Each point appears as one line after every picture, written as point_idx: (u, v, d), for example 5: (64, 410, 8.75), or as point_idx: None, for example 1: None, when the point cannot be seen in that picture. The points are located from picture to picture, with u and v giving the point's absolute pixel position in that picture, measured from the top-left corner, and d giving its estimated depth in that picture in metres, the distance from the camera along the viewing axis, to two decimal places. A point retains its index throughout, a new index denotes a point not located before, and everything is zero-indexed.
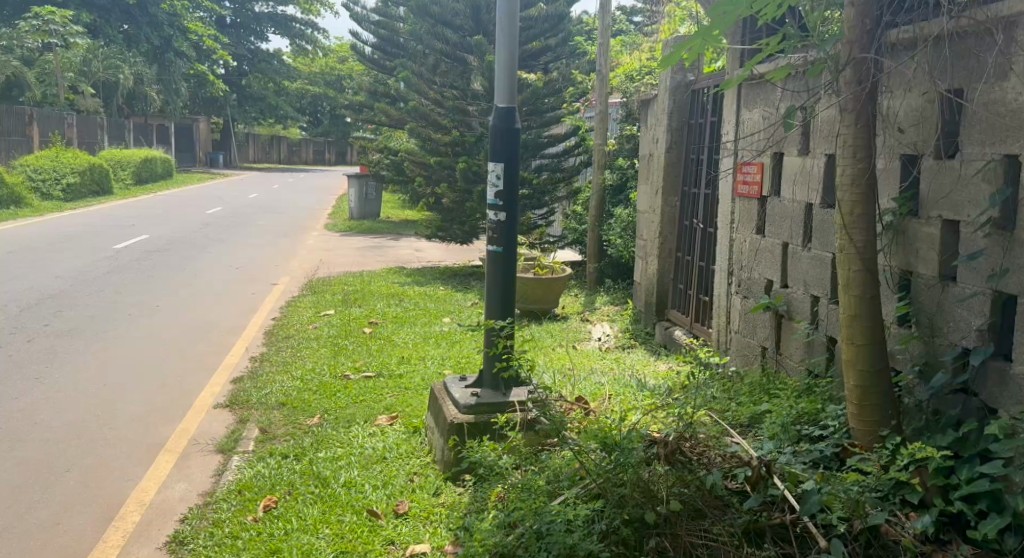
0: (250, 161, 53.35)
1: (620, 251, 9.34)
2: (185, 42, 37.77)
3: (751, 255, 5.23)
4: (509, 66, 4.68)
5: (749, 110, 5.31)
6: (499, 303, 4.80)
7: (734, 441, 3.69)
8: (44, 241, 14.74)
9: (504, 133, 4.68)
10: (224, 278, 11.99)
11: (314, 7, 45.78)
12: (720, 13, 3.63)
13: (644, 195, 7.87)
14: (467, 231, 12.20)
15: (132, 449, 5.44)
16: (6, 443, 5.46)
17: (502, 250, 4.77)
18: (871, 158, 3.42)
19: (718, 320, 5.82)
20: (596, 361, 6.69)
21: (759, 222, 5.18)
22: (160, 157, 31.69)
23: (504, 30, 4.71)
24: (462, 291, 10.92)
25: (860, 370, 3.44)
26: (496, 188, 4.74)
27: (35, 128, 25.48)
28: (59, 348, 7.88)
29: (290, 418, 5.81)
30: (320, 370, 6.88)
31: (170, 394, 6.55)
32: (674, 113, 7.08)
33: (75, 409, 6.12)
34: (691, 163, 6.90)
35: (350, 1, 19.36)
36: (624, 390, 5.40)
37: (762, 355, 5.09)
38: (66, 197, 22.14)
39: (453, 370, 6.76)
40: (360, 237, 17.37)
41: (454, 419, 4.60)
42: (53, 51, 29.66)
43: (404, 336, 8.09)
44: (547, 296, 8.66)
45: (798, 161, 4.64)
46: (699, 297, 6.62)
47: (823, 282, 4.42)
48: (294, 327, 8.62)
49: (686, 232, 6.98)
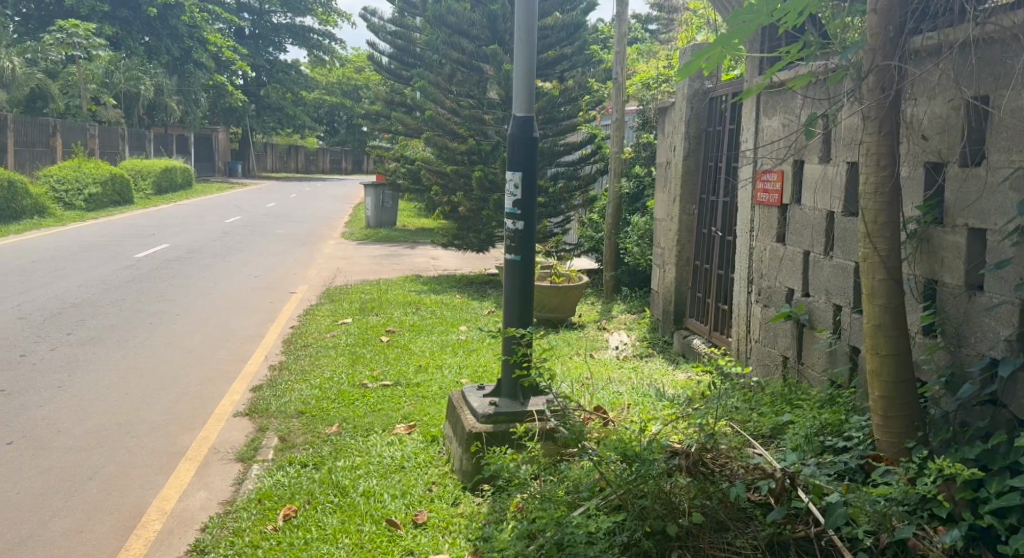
0: (268, 170, 53.70)
1: (637, 259, 9.30)
2: (205, 53, 38.10)
3: (771, 264, 5.19)
4: (528, 76, 4.67)
5: (768, 118, 5.28)
6: (516, 313, 4.77)
7: (758, 452, 3.65)
8: (66, 251, 14.86)
9: (523, 142, 4.67)
10: (243, 287, 12.04)
11: (332, 17, 46.12)
12: (739, 21, 3.62)
13: (661, 203, 7.84)
14: (483, 238, 12.20)
15: (153, 457, 5.45)
16: (29, 451, 5.49)
17: (520, 259, 4.74)
18: (894, 166, 3.38)
19: (737, 328, 5.78)
20: (614, 370, 6.66)
21: (779, 230, 5.14)
22: (180, 166, 31.95)
23: (522, 40, 4.70)
24: (478, 299, 10.92)
25: (885, 381, 3.40)
26: (514, 197, 4.74)
27: (58, 139, 25.75)
28: (81, 356, 7.93)
29: (309, 426, 5.81)
30: (339, 378, 6.88)
31: (190, 402, 6.57)
32: (692, 121, 7.06)
33: (96, 417, 6.14)
34: (708, 171, 6.87)
35: (367, 11, 19.47)
36: (643, 400, 5.37)
37: (783, 364, 5.05)
38: (87, 207, 22.34)
39: (470, 378, 6.75)
40: (376, 246, 17.41)
41: (473, 428, 4.57)
42: (75, 63, 30.01)
43: (421, 344, 8.09)
44: (564, 304, 8.64)
45: (819, 169, 4.60)
46: (718, 305, 6.58)
47: (845, 291, 4.38)
48: (313, 335, 8.63)
49: (704, 240, 6.95)
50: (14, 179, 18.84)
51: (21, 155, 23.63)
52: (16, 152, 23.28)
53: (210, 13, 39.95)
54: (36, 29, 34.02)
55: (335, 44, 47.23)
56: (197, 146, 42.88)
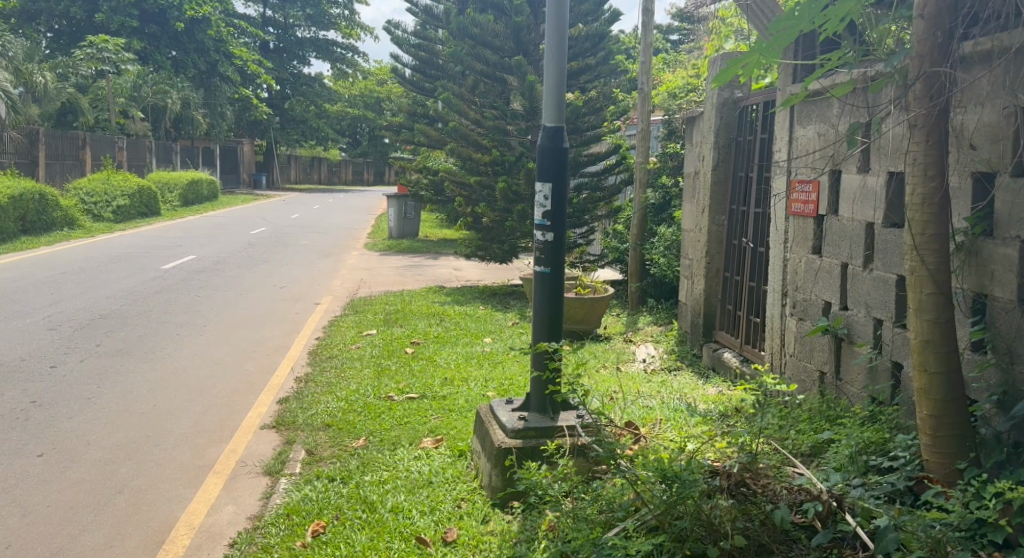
0: (292, 182, 53.99)
1: (664, 270, 9.18)
2: (231, 67, 38.45)
3: (807, 276, 5.08)
4: (558, 85, 4.59)
5: (803, 127, 5.18)
6: (545, 326, 4.68)
7: (800, 473, 3.56)
8: (95, 262, 14.96)
9: (553, 152, 4.59)
10: (268, 298, 12.05)
11: (355, 31, 46.49)
12: (781, 27, 3.57)
13: (689, 214, 7.73)
14: (506, 250, 12.12)
15: (181, 470, 5.40)
16: (59, 464, 5.46)
17: (550, 271, 4.66)
18: (943, 176, 3.27)
19: (770, 342, 5.68)
20: (643, 383, 6.55)
21: (815, 241, 5.03)
22: (206, 179, 32.14)
23: (553, 47, 4.63)
24: (502, 311, 10.83)
25: (933, 399, 3.30)
26: (543, 208, 4.66)
27: (88, 152, 26.01)
28: (110, 367, 7.92)
29: (336, 439, 5.75)
30: (365, 391, 6.81)
31: (218, 414, 6.52)
32: (721, 131, 6.96)
33: (126, 429, 6.11)
34: (739, 181, 6.76)
35: (390, 24, 19.54)
36: (676, 416, 5.28)
37: (820, 380, 4.94)
38: (116, 219, 22.53)
39: (497, 391, 6.66)
40: (399, 257, 17.41)
41: (502, 443, 4.48)
42: (105, 78, 30.41)
43: (446, 356, 8.01)
44: (590, 316, 8.54)
45: (858, 179, 4.51)
46: (750, 318, 6.46)
47: (886, 305, 4.27)
48: (338, 347, 8.58)
49: (734, 251, 6.84)
50: (44, 192, 19.05)
51: (52, 168, 23.89)
52: (47, 165, 23.55)
53: (236, 28, 40.34)
54: (66, 45, 34.50)
55: (358, 57, 47.54)
56: (223, 159, 43.20)
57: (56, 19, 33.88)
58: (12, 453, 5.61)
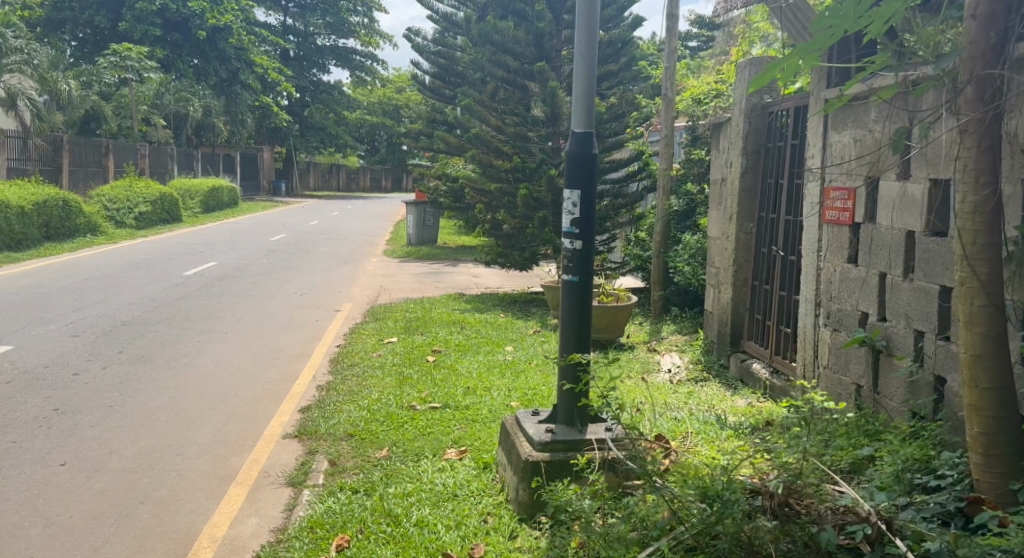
0: (311, 189, 54.24)
1: (688, 278, 9.03)
2: (252, 75, 38.66)
3: (843, 286, 5.01)
4: (588, 91, 4.49)
5: (838, 133, 5.09)
6: (573, 337, 4.58)
7: (843, 492, 3.46)
8: (117, 269, 15.00)
9: (582, 159, 4.48)
10: (289, 305, 12.00)
11: (374, 39, 46.77)
12: (824, 25, 3.50)
13: (715, 221, 7.61)
14: (526, 257, 12.02)
15: (204, 480, 5.33)
16: (81, 473, 5.39)
17: (578, 280, 4.55)
18: (996, 184, 3.15)
19: (803, 352, 5.57)
20: (670, 394, 6.43)
21: (851, 250, 4.97)
22: (226, 187, 32.28)
23: (583, 53, 4.54)
24: (523, 319, 10.71)
25: (984, 416, 3.19)
26: (572, 215, 4.55)
27: (111, 160, 26.16)
28: (132, 375, 7.88)
29: (359, 449, 5.66)
30: (387, 400, 6.72)
31: (240, 423, 6.45)
32: (750, 136, 6.84)
33: (148, 438, 6.05)
34: (768, 189, 6.65)
35: (410, 31, 19.53)
36: (707, 429, 5.17)
37: (856, 393, 4.85)
38: (138, 225, 22.61)
39: (520, 401, 6.54)
40: (418, 263, 17.35)
41: (529, 456, 4.37)
42: (128, 86, 30.67)
43: (467, 365, 7.90)
44: (613, 325, 8.41)
45: (898, 187, 4.46)
46: (781, 328, 6.33)
47: (928, 316, 4.22)
48: (359, 355, 8.50)
49: (763, 259, 6.71)
50: (67, 199, 19.16)
51: (76, 175, 24.07)
52: (71, 172, 23.73)
53: (258, 36, 40.63)
54: (91, 54, 34.82)
55: (377, 65, 47.75)
56: (243, 166, 43.38)
57: (81, 28, 34.26)
58: (34, 462, 5.55)
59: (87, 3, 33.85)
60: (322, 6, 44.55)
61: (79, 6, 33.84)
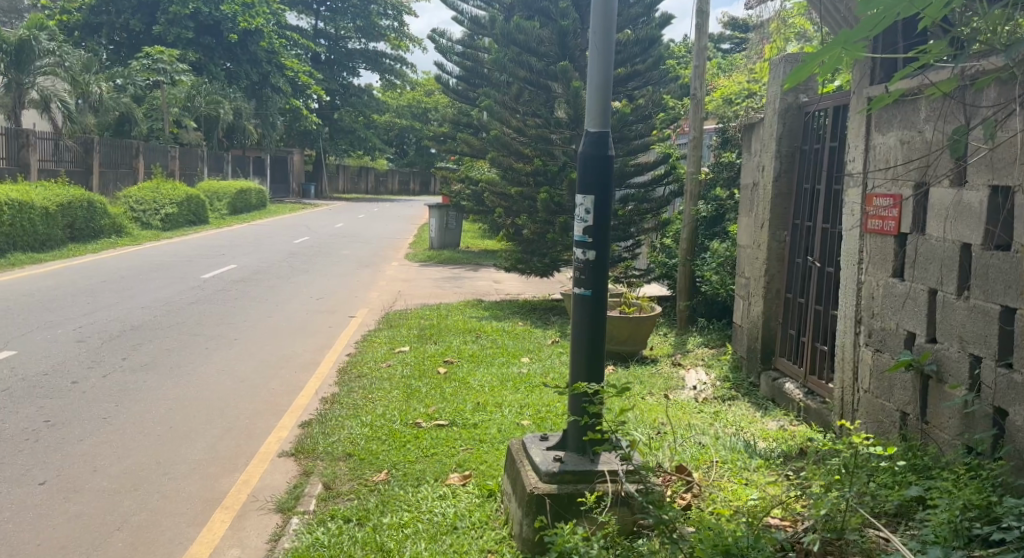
0: (340, 192, 54.24)
1: (715, 288, 8.52)
2: (282, 78, 38.48)
3: (889, 303, 4.56)
4: (603, 88, 4.05)
5: (883, 135, 4.64)
6: (584, 363, 4.15)
7: (889, 540, 3.21)
8: (137, 271, 14.76)
9: (597, 161, 4.04)
10: (305, 310, 11.66)
11: (404, 43, 46.67)
12: (872, 8, 3.05)
13: (745, 228, 7.14)
14: (547, 263, 11.55)
15: (188, 505, 4.94)
16: (60, 494, 5.03)
17: (591, 294, 4.10)
18: None
19: (841, 374, 5.11)
20: (694, 416, 5.97)
21: (897, 262, 4.52)
22: (254, 188, 32.12)
23: (599, 47, 4.09)
24: (541, 328, 10.27)
25: None
26: (585, 223, 4.11)
27: (141, 161, 26.08)
28: (132, 384, 7.54)
29: (356, 471, 5.25)
30: (391, 416, 6.31)
31: (235, 439, 6.06)
32: (784, 138, 6.36)
33: (137, 454, 5.69)
34: (804, 194, 6.17)
35: (435, 33, 19.19)
36: (734, 457, 4.71)
37: (902, 421, 4.42)
38: (164, 227, 22.46)
39: (533, 421, 6.10)
40: (440, 268, 16.95)
41: (535, 488, 3.93)
42: (160, 88, 30.69)
43: (480, 378, 7.47)
44: (635, 336, 7.93)
45: (951, 194, 4.03)
46: (817, 345, 5.84)
47: (986, 340, 3.78)
48: (367, 365, 8.09)
49: (798, 269, 6.22)
50: (93, 200, 19.04)
51: (105, 176, 23.98)
52: (101, 173, 23.66)
53: (289, 39, 40.56)
54: (126, 56, 34.85)
55: (406, 68, 47.59)
56: (273, 168, 43.37)
57: (117, 32, 34.34)
58: (12, 482, 5.19)
59: (122, 7, 33.95)
60: (353, 10, 44.45)
61: (115, 9, 33.93)
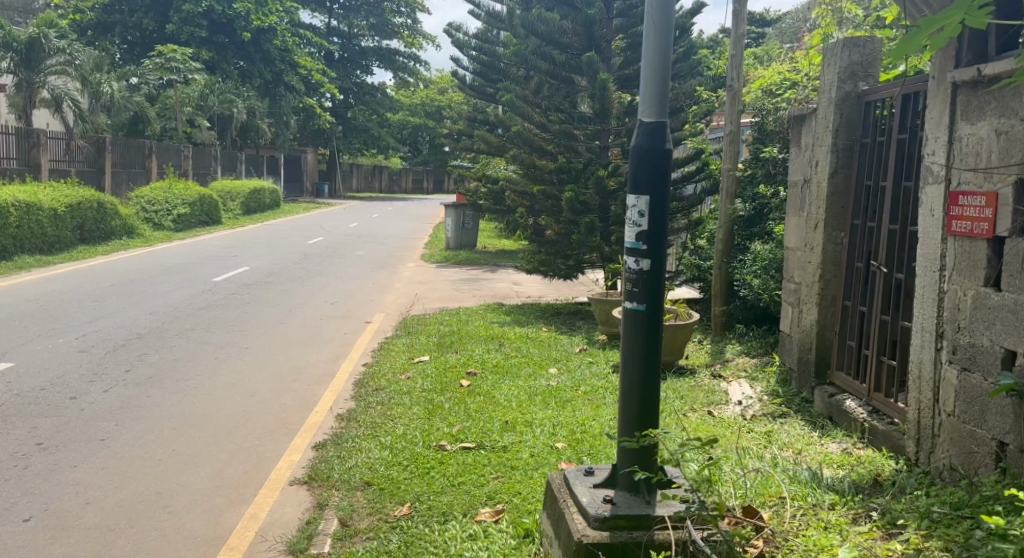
0: (352, 190, 53.89)
1: (757, 292, 7.92)
2: (296, 76, 37.80)
3: (981, 316, 4.03)
4: (660, 69, 3.51)
5: (972, 125, 4.11)
6: (636, 391, 3.61)
7: None
8: (146, 274, 14.29)
9: (652, 156, 3.50)
10: (319, 316, 11.13)
11: (417, 40, 46.07)
12: None
13: (795, 228, 6.55)
14: (571, 265, 10.92)
15: (189, 545, 4.43)
16: (47, 532, 4.53)
17: (646, 310, 3.56)
18: None
19: (917, 394, 4.54)
20: (745, 437, 5.41)
21: (990, 270, 4.00)
22: (268, 188, 31.70)
23: (655, 26, 3.54)
24: (568, 334, 9.72)
25: None
26: (638, 228, 3.57)
27: (154, 161, 25.66)
28: (134, 399, 7.04)
29: (377, 503, 4.73)
30: (413, 437, 5.77)
31: (242, 465, 5.55)
32: (842, 131, 5.80)
33: (134, 484, 5.18)
34: (866, 192, 5.61)
35: (452, 27, 18.60)
36: (802, 490, 4.14)
37: (1000, 452, 3.90)
38: (177, 228, 22.01)
39: (568, 443, 5.56)
40: (457, 269, 16.37)
41: (583, 537, 3.39)
42: (173, 87, 30.31)
43: (506, 391, 6.94)
44: (671, 345, 7.36)
45: None
46: (883, 359, 5.28)
47: None
48: (386, 378, 7.55)
49: (858, 275, 5.66)
50: (103, 201, 18.64)
51: (118, 177, 23.56)
52: (114, 173, 23.27)
53: (302, 38, 40.03)
54: (140, 56, 34.50)
55: (420, 67, 47.03)
56: (285, 167, 42.98)
57: (131, 31, 33.97)
58: None
59: (135, 6, 33.54)
60: (366, 8, 43.94)
61: (128, 9, 33.54)
